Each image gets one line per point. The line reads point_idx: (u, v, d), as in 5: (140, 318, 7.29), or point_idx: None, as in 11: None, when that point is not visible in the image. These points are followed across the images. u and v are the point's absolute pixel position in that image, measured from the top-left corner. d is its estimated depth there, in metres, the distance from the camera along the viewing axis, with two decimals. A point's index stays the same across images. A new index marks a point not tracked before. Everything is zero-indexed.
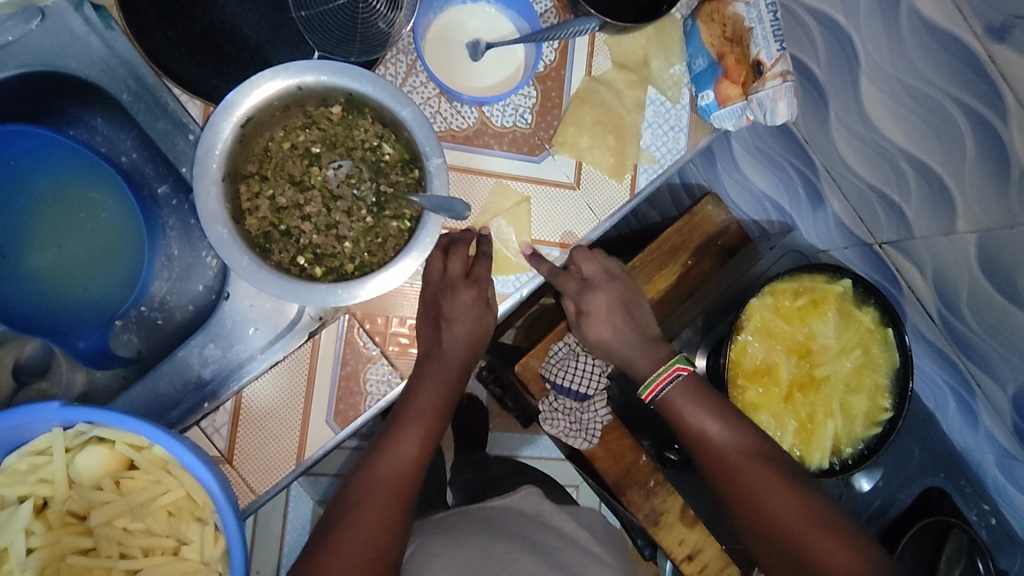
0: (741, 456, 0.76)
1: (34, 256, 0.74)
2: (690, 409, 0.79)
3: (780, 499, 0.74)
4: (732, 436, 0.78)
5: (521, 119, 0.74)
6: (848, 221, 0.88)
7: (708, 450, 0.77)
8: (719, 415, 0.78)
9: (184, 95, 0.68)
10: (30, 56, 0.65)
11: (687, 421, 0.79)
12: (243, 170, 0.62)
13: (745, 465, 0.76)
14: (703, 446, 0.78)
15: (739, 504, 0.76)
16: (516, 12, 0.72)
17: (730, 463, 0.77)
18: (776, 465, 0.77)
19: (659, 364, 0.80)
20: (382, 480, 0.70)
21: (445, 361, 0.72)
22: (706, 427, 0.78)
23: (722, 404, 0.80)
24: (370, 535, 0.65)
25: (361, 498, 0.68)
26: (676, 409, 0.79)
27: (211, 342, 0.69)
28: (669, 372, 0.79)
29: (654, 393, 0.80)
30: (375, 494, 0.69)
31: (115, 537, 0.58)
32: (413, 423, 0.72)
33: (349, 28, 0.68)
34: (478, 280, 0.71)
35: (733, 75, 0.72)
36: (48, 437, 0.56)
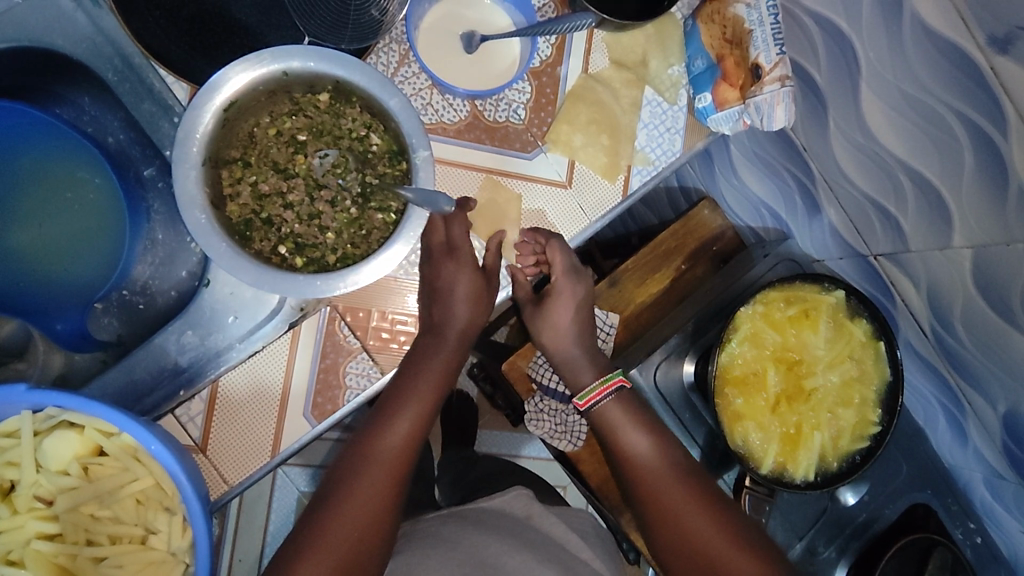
0: (661, 473, 0.76)
1: (16, 234, 0.74)
2: (621, 421, 0.78)
3: (696, 519, 0.74)
4: (659, 453, 0.77)
5: (514, 114, 0.73)
6: (844, 231, 0.87)
7: (631, 465, 0.77)
8: (648, 431, 0.78)
9: (171, 77, 0.66)
10: (15, 31, 0.64)
11: (618, 437, 0.78)
12: (225, 155, 0.61)
13: (666, 483, 0.76)
14: (629, 460, 0.78)
15: (656, 521, 0.75)
16: (513, 5, 0.71)
17: (649, 477, 0.76)
18: (691, 478, 0.77)
19: (596, 378, 0.80)
20: (376, 456, 0.66)
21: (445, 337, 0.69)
22: (633, 441, 0.77)
23: (654, 421, 0.80)
24: (363, 513, 0.63)
25: (355, 475, 0.65)
26: (609, 423, 0.78)
27: (190, 329, 0.67)
28: (607, 385, 0.79)
29: (593, 401, 0.79)
30: (374, 469, 0.65)
31: (81, 524, 0.57)
32: (403, 406, 0.67)
33: (341, 12, 0.66)
34: (467, 254, 0.68)
35: (731, 79, 0.71)
36: (17, 419, 0.55)
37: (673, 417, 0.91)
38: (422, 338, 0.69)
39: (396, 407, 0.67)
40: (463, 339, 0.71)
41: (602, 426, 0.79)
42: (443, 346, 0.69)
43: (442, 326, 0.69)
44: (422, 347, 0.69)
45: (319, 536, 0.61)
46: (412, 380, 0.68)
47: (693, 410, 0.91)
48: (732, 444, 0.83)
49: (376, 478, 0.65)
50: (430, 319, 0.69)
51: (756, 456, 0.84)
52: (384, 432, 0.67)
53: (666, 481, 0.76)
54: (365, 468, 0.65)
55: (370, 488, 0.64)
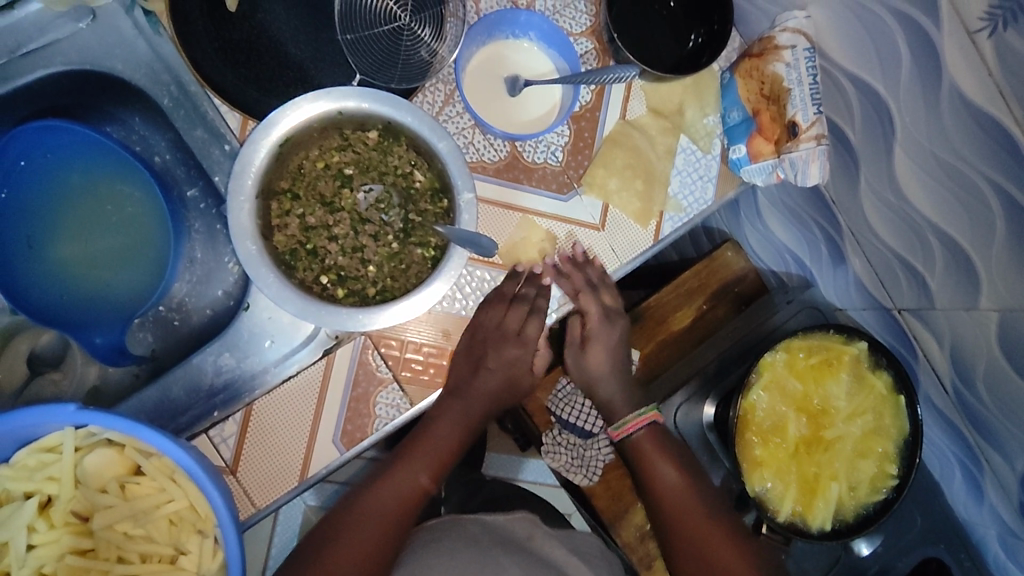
0: (688, 503, 0.80)
1: (60, 248, 0.75)
2: (653, 453, 0.82)
3: (717, 546, 0.78)
4: (687, 485, 0.81)
5: (552, 156, 0.75)
6: (869, 283, 0.88)
7: (660, 494, 0.81)
8: (677, 464, 0.82)
9: (224, 107, 0.68)
10: (78, 55, 0.67)
11: (652, 464, 0.82)
12: (275, 187, 0.63)
13: (692, 516, 0.80)
14: (659, 492, 0.81)
15: (681, 552, 0.79)
16: (557, 52, 0.73)
17: (677, 505, 0.81)
18: (716, 511, 0.81)
19: (630, 411, 0.85)
20: (387, 502, 0.73)
21: (469, 400, 0.77)
22: (665, 472, 0.81)
23: (683, 454, 0.84)
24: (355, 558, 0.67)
25: (364, 514, 0.71)
26: (643, 454, 0.83)
27: (227, 351, 0.69)
28: (642, 419, 0.83)
29: (627, 432, 0.84)
30: (376, 516, 0.71)
31: (114, 541, 0.58)
32: (421, 457, 0.76)
33: (391, 54, 0.70)
34: (528, 339, 0.78)
35: (767, 133, 0.72)
36: (59, 435, 0.56)
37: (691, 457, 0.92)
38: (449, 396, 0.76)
39: (410, 463, 0.75)
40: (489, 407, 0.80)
41: (633, 454, 0.84)
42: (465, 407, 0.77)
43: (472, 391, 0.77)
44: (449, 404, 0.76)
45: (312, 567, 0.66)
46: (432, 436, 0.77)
47: (711, 450, 0.92)
48: (749, 490, 0.83)
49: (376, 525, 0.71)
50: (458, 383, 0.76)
51: (773, 504, 0.84)
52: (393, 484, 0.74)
53: (693, 510, 0.80)
54: (365, 515, 0.71)
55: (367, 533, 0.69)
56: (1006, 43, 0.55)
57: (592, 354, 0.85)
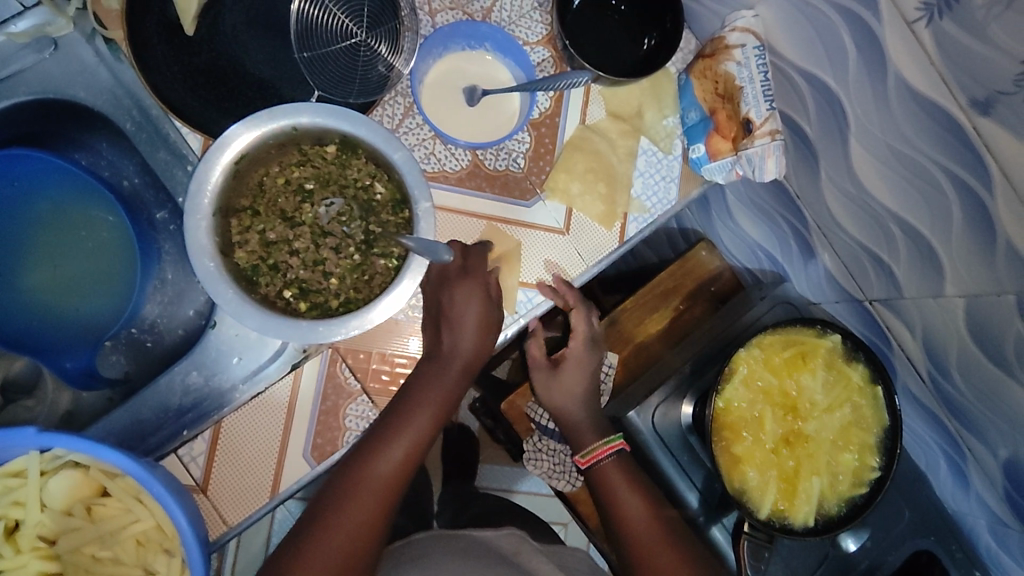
0: (653, 536, 0.80)
1: (31, 273, 0.75)
2: (617, 482, 0.82)
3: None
4: (653, 517, 0.81)
5: (513, 163, 0.76)
6: (840, 277, 0.88)
7: (626, 525, 0.81)
8: (643, 494, 0.81)
9: (185, 129, 0.69)
10: (40, 84, 0.68)
11: (619, 495, 0.81)
12: (235, 205, 0.63)
13: (656, 549, 0.79)
14: (624, 523, 0.81)
15: None
16: (513, 61, 0.74)
17: (641, 537, 0.80)
18: (682, 545, 0.80)
19: (598, 438, 0.84)
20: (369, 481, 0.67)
21: (444, 362, 0.70)
22: (630, 503, 0.81)
23: (650, 485, 0.83)
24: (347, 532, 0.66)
25: (348, 488, 0.67)
26: (607, 485, 0.82)
27: (195, 369, 0.69)
28: (609, 446, 0.82)
29: (598, 456, 0.83)
30: (365, 491, 0.67)
31: (83, 564, 0.58)
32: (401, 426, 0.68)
33: (349, 69, 0.71)
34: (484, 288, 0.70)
35: (724, 131, 0.73)
36: (23, 459, 0.56)
37: (672, 459, 0.91)
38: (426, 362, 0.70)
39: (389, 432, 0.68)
40: (468, 371, 0.72)
41: (601, 485, 0.83)
42: (445, 377, 0.70)
43: (449, 355, 0.70)
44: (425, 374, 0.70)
45: (302, 553, 0.64)
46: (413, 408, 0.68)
47: (691, 450, 0.92)
48: (731, 487, 0.83)
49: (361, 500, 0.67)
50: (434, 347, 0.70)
51: (754, 501, 0.84)
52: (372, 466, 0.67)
53: (657, 542, 0.79)
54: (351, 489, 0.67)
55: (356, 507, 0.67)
56: (945, 32, 0.55)
57: (567, 376, 0.84)
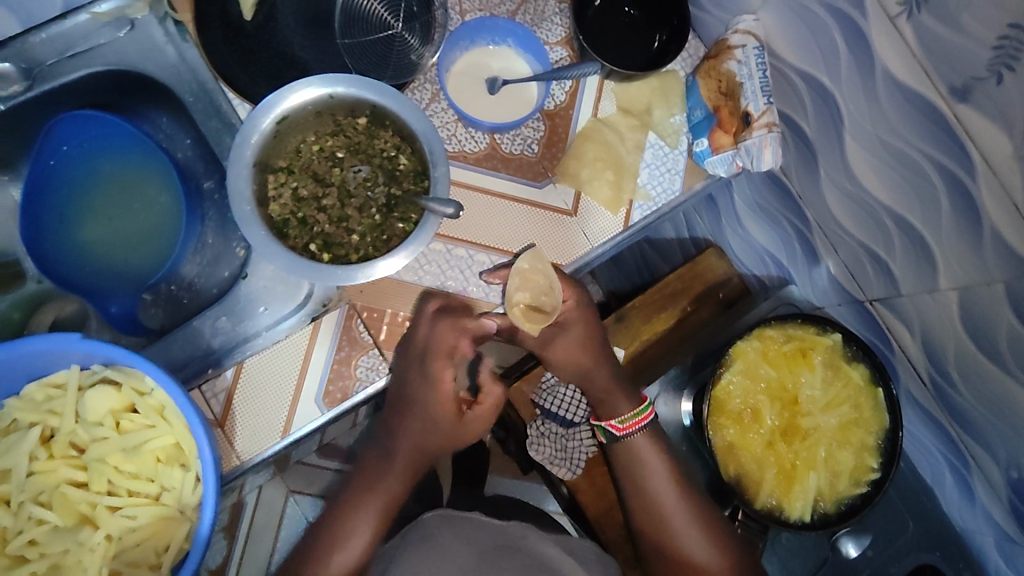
0: (669, 496, 0.84)
1: (86, 227, 0.83)
2: (647, 449, 0.85)
3: (698, 543, 0.83)
4: (672, 479, 0.84)
5: (528, 148, 0.82)
6: (842, 279, 0.91)
7: (646, 486, 0.84)
8: (670, 462, 0.85)
9: (237, 100, 0.78)
10: (116, 57, 0.78)
11: (647, 462, 0.84)
12: (274, 163, 0.71)
13: (670, 508, 0.83)
14: (643, 483, 0.84)
15: (651, 535, 0.85)
16: (532, 55, 0.81)
17: (656, 496, 0.84)
18: (698, 502, 0.85)
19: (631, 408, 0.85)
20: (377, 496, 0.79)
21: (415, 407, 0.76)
22: (653, 466, 0.84)
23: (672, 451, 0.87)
24: (371, 531, 0.78)
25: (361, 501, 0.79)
26: (634, 455, 0.85)
27: (224, 315, 0.75)
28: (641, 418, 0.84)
29: (631, 429, 0.84)
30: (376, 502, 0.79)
31: (105, 474, 0.62)
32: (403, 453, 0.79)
33: (385, 57, 0.79)
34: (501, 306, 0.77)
35: (726, 126, 0.78)
36: (66, 373, 0.62)
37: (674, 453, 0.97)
38: (395, 408, 0.77)
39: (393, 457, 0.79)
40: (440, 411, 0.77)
41: (627, 453, 0.85)
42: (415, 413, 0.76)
43: (417, 400, 0.75)
44: (399, 417, 0.77)
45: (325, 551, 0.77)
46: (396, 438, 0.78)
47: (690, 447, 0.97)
48: (724, 473, 0.85)
49: (374, 509, 0.78)
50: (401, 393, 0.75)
51: (750, 491, 0.85)
52: (379, 483, 0.79)
53: (672, 504, 0.83)
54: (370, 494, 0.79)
55: (371, 515, 0.78)
56: (922, 24, 0.60)
57: (560, 346, 0.82)
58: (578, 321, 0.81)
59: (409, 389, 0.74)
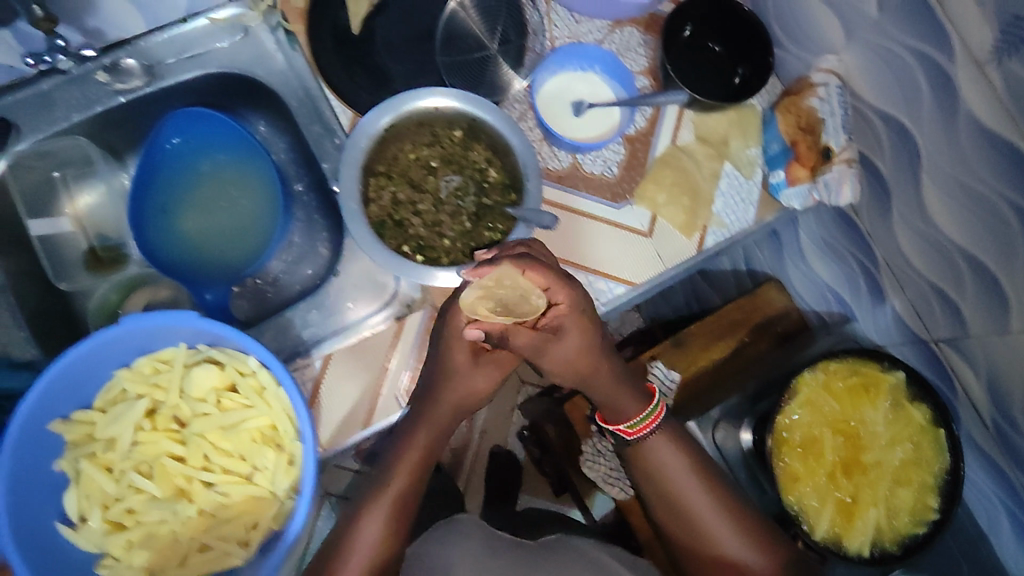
0: (684, 485, 0.84)
1: (185, 219, 0.86)
2: (663, 445, 0.84)
3: (725, 531, 0.83)
4: (687, 468, 0.84)
5: (608, 169, 0.85)
6: (907, 317, 0.91)
7: (660, 473, 0.84)
8: (687, 453, 0.85)
9: (340, 107, 0.82)
10: (228, 62, 0.83)
11: (657, 454, 0.84)
12: (375, 167, 0.75)
13: (687, 496, 0.84)
14: (658, 472, 0.84)
15: (672, 522, 0.86)
16: (618, 82, 0.85)
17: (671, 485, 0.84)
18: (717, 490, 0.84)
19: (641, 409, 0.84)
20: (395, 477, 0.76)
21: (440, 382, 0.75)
22: (666, 457, 0.84)
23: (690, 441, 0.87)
24: (390, 514, 0.75)
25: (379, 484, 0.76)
26: (648, 448, 0.85)
27: (315, 308, 0.79)
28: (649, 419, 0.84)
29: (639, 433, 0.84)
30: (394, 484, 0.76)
31: (204, 448, 0.66)
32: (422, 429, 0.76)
33: (479, 75, 0.84)
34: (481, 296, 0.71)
35: (803, 160, 0.81)
36: (173, 351, 0.66)
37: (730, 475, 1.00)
38: (424, 387, 0.76)
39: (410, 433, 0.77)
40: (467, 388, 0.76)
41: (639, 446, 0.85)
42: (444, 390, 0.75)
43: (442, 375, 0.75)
44: (426, 401, 0.75)
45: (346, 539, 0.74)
46: (417, 428, 0.76)
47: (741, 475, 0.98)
48: (787, 502, 0.86)
49: (387, 498, 0.75)
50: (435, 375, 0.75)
51: (809, 521, 0.86)
52: (396, 460, 0.77)
53: (689, 492, 0.84)
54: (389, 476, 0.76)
55: (385, 506, 0.75)
56: (1011, 72, 0.62)
57: (554, 354, 0.75)
58: (575, 327, 0.74)
59: (442, 374, 0.75)
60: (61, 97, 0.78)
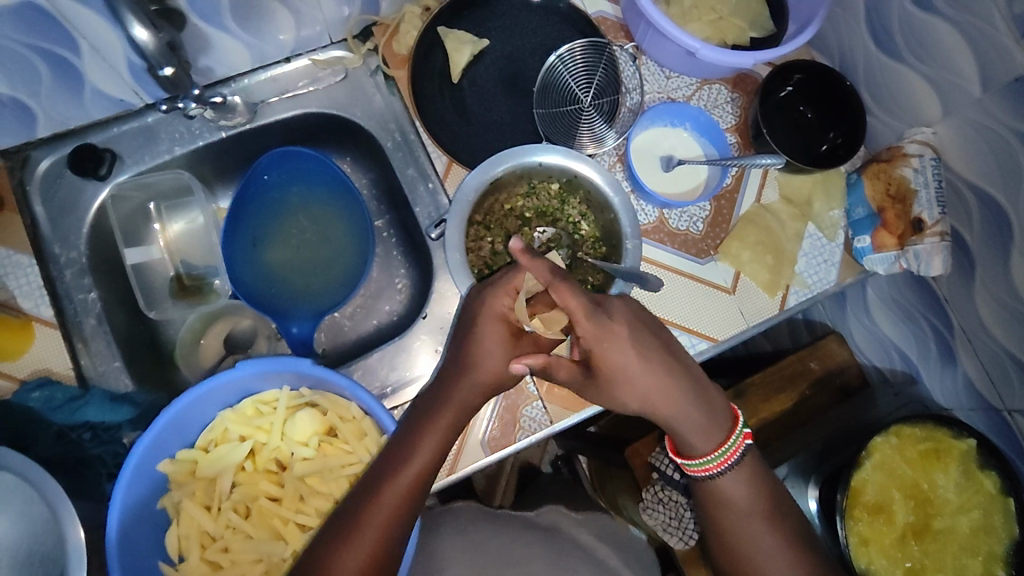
0: (747, 523, 0.72)
1: (268, 251, 0.87)
2: (731, 480, 0.73)
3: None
4: (754, 501, 0.73)
5: (694, 225, 0.86)
6: (979, 384, 0.88)
7: (719, 504, 0.73)
8: (755, 485, 0.73)
9: (435, 153, 0.83)
10: (327, 101, 0.85)
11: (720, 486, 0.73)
12: (475, 218, 0.76)
13: (750, 535, 0.72)
14: (717, 503, 0.73)
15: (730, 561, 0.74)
16: (708, 140, 0.86)
17: (732, 519, 0.73)
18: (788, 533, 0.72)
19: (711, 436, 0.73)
20: (390, 484, 0.60)
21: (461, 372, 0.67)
22: (730, 489, 0.73)
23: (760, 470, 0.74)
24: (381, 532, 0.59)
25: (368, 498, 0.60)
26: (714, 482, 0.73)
27: (401, 352, 0.79)
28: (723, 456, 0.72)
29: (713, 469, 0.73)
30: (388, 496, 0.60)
31: (301, 492, 0.66)
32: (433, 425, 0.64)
33: (571, 128, 0.85)
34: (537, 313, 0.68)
35: (891, 228, 0.83)
36: (277, 392, 0.67)
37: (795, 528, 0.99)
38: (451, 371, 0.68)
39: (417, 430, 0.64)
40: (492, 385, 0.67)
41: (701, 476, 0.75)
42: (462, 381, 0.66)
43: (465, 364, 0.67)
44: (444, 386, 0.67)
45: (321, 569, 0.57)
46: (440, 405, 0.66)
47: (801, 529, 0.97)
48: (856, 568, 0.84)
49: (380, 518, 0.59)
50: (465, 351, 0.68)
51: None
52: (393, 463, 0.61)
53: (752, 530, 0.72)
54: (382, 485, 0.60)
55: (378, 525, 0.59)
56: None
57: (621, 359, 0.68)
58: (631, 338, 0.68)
59: (469, 355, 0.67)
60: (164, 130, 0.80)
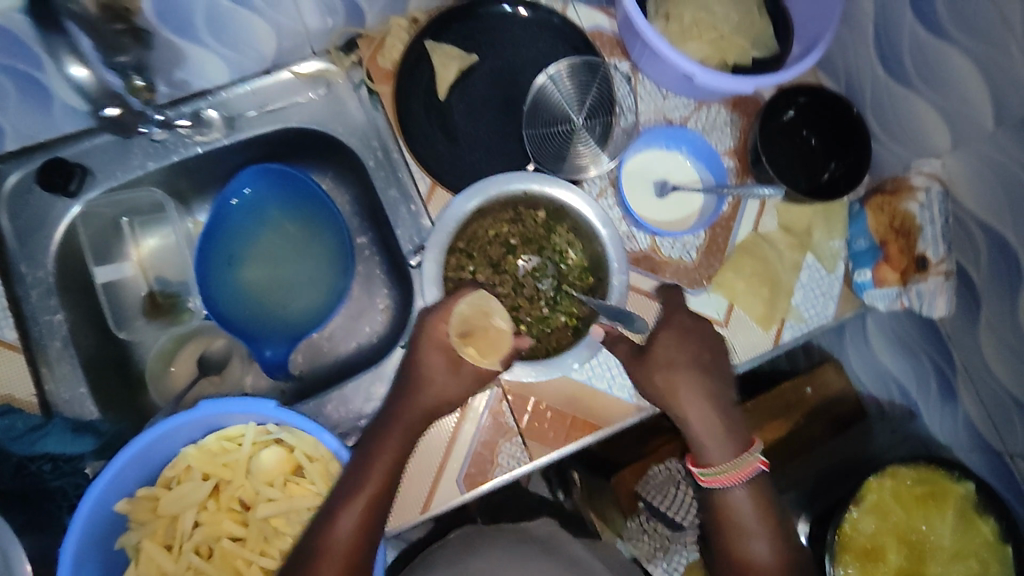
0: (753, 530, 0.67)
1: (247, 271, 0.85)
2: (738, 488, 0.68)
3: None
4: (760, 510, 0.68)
5: (687, 254, 0.82)
6: (980, 425, 0.84)
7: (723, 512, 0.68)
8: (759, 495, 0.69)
9: (419, 173, 0.80)
10: (305, 117, 0.81)
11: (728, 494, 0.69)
12: (456, 246, 0.73)
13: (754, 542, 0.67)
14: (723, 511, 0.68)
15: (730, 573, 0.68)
16: (704, 164, 0.82)
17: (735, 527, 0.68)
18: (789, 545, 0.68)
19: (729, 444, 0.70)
20: (350, 506, 0.59)
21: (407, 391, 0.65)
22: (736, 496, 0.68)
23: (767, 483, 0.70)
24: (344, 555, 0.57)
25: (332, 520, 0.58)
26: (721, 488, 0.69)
27: (378, 381, 0.76)
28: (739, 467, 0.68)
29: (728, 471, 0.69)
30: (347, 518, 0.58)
31: (266, 533, 0.64)
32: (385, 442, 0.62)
33: (560, 150, 0.82)
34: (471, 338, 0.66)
35: (893, 262, 0.80)
36: (242, 428, 0.64)
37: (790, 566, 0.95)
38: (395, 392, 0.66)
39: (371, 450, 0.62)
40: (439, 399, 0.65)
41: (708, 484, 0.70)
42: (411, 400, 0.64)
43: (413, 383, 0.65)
44: (393, 404, 0.65)
45: None
46: (389, 425, 0.64)
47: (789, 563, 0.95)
48: None
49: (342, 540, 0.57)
50: (411, 373, 0.66)
51: None
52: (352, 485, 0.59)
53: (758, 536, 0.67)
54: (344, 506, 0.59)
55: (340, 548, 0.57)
56: None
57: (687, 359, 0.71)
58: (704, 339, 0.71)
59: (416, 375, 0.65)
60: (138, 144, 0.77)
